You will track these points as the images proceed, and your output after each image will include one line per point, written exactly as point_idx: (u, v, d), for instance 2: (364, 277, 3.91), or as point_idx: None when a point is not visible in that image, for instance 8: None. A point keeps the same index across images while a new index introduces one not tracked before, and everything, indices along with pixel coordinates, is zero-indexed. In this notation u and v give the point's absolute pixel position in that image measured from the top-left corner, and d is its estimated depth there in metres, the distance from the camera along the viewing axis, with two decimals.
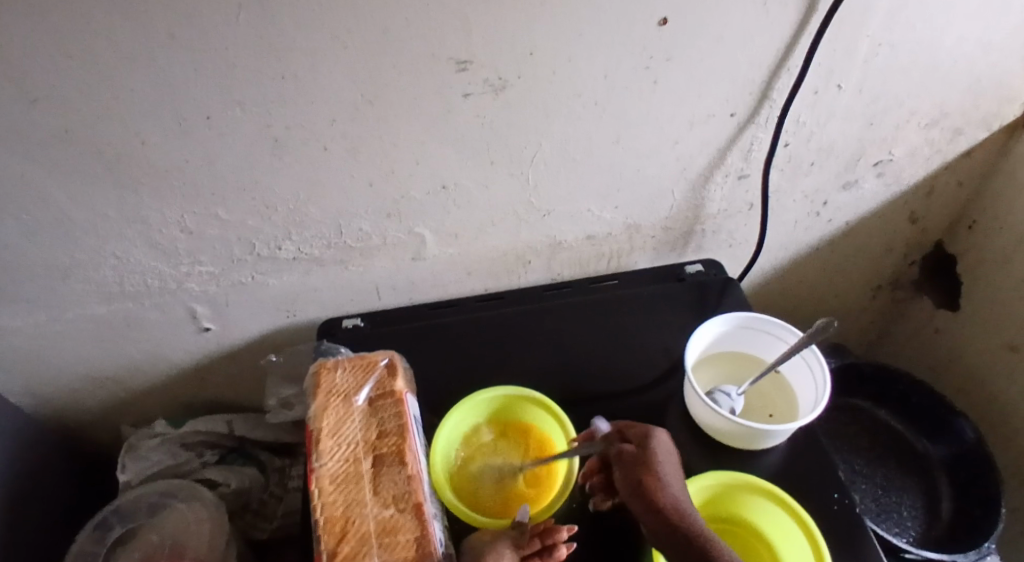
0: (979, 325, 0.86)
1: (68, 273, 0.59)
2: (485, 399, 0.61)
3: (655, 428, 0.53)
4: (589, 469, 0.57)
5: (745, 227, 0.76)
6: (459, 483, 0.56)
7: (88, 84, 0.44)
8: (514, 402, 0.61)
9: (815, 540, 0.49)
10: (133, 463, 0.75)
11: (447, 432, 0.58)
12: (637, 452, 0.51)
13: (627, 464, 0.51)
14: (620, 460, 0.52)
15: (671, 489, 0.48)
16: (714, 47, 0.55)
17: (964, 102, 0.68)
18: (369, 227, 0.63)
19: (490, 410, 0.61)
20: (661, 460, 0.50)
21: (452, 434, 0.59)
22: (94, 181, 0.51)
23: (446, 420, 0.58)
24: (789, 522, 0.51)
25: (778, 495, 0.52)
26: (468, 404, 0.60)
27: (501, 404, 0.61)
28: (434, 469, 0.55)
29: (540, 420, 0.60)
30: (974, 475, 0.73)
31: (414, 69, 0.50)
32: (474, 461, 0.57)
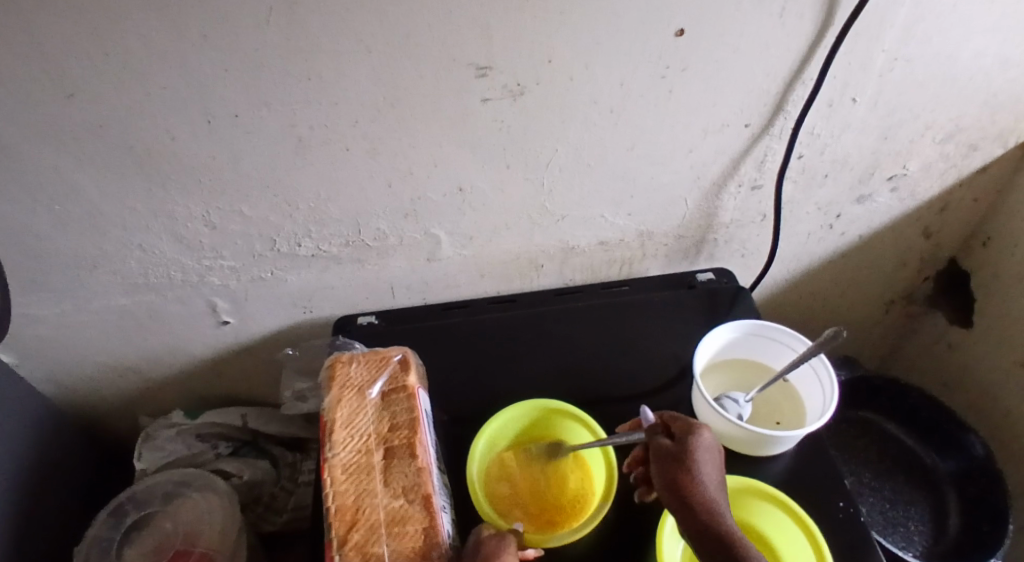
0: (992, 342, 0.86)
1: (96, 264, 0.61)
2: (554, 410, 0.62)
3: (700, 423, 0.51)
4: (632, 460, 0.57)
5: (757, 237, 0.76)
6: (488, 467, 0.58)
7: (122, 80, 0.46)
8: (577, 427, 0.61)
9: (813, 535, 0.50)
10: (149, 452, 0.77)
11: (502, 420, 0.61)
12: (675, 447, 0.49)
13: (662, 458, 0.49)
14: (657, 453, 0.50)
15: (704, 485, 0.47)
16: (730, 58, 0.56)
17: (980, 117, 0.68)
18: (386, 227, 0.64)
19: (548, 421, 0.62)
20: (700, 455, 0.48)
21: (504, 425, 0.61)
22: (124, 175, 0.53)
23: (506, 407, 0.61)
24: (785, 519, 0.52)
25: (799, 517, 0.51)
26: (533, 406, 0.62)
27: (563, 423, 0.61)
28: (474, 445, 0.59)
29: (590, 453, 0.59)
30: (984, 490, 0.73)
31: (434, 72, 0.51)
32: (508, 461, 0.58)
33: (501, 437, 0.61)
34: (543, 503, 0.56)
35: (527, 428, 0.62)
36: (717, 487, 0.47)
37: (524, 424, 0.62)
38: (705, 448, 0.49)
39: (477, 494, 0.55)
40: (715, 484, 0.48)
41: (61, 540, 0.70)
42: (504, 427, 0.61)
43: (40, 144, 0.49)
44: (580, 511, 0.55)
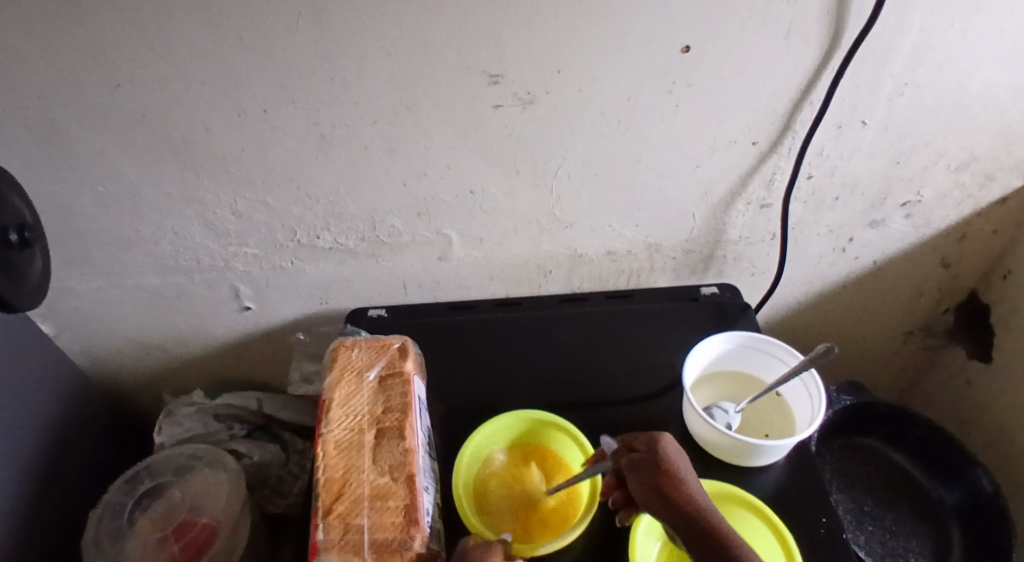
0: (1011, 378, 0.83)
1: (131, 244, 0.66)
2: (536, 422, 0.63)
3: (663, 433, 0.51)
4: (606, 487, 0.54)
5: (766, 256, 0.77)
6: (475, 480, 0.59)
7: (164, 73, 0.51)
8: (560, 437, 0.62)
9: (782, 534, 0.51)
10: (168, 427, 0.81)
11: (485, 434, 0.62)
12: (649, 458, 0.49)
13: (642, 470, 0.48)
14: (631, 467, 0.49)
15: (687, 488, 0.46)
16: (735, 76, 0.57)
17: (997, 147, 0.68)
18: (400, 224, 0.67)
19: (535, 431, 0.63)
20: (676, 463, 0.48)
21: (492, 436, 0.62)
22: (161, 161, 0.58)
23: (490, 420, 0.62)
24: (755, 521, 0.52)
25: (781, 533, 0.51)
26: (518, 418, 0.63)
27: (549, 433, 0.62)
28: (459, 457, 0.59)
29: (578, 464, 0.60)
30: (988, 526, 0.72)
31: (449, 79, 0.54)
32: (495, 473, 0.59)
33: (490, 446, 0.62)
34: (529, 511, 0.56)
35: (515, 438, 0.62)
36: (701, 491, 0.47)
37: (512, 434, 0.63)
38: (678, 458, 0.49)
39: (464, 504, 0.56)
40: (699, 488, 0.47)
41: (81, 503, 0.74)
42: (492, 435, 0.62)
43: (90, 130, 0.54)
44: (567, 521, 0.56)
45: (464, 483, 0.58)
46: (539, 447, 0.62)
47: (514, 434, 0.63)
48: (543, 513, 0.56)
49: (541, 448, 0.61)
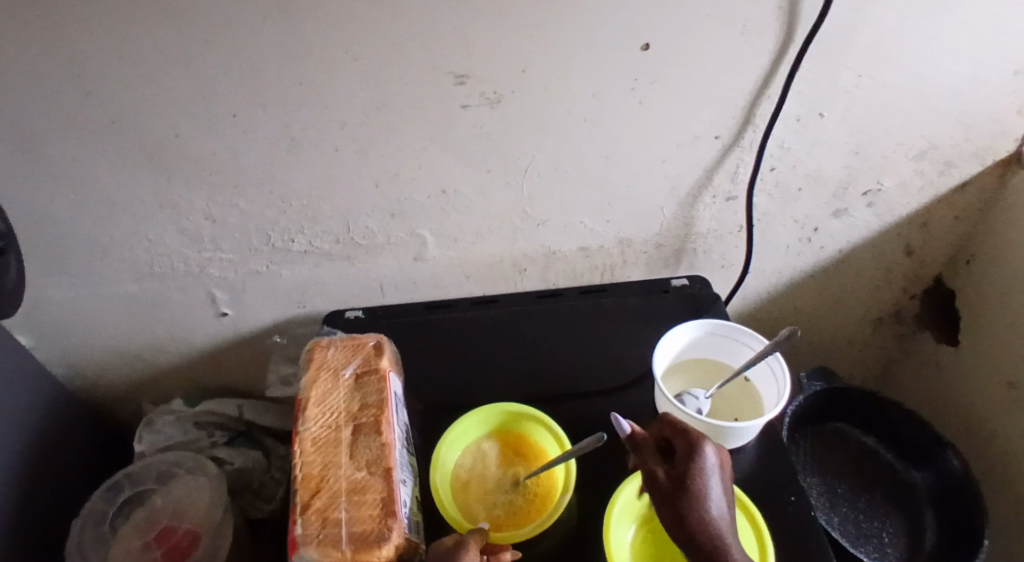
0: (978, 361, 0.86)
1: (106, 252, 0.66)
2: (512, 413, 0.63)
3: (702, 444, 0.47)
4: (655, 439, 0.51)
5: (735, 248, 0.79)
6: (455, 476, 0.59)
7: (134, 78, 0.51)
8: (535, 427, 0.62)
9: (761, 538, 0.51)
10: (149, 436, 0.81)
11: (462, 427, 0.61)
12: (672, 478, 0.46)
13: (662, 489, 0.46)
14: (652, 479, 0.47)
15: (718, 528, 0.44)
16: (696, 72, 0.59)
17: (952, 136, 0.70)
18: (374, 225, 0.68)
19: (513, 423, 0.63)
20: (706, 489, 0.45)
21: (469, 429, 0.62)
22: (134, 167, 0.58)
23: (466, 414, 0.61)
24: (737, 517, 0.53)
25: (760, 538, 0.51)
26: (493, 411, 0.63)
27: (524, 424, 0.62)
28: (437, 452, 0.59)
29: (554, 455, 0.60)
30: (959, 505, 0.74)
31: (418, 80, 0.55)
32: (473, 468, 0.60)
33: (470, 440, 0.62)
34: (507, 502, 0.57)
35: (493, 431, 0.63)
36: (726, 511, 0.45)
37: (490, 427, 0.63)
38: (708, 474, 0.46)
39: (444, 497, 0.56)
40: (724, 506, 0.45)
41: (62, 514, 0.74)
42: (470, 428, 0.62)
43: (62, 138, 0.55)
44: (544, 509, 0.56)
45: (443, 478, 0.58)
46: (516, 439, 0.62)
47: (490, 427, 0.63)
48: (520, 504, 0.57)
49: (518, 440, 0.62)
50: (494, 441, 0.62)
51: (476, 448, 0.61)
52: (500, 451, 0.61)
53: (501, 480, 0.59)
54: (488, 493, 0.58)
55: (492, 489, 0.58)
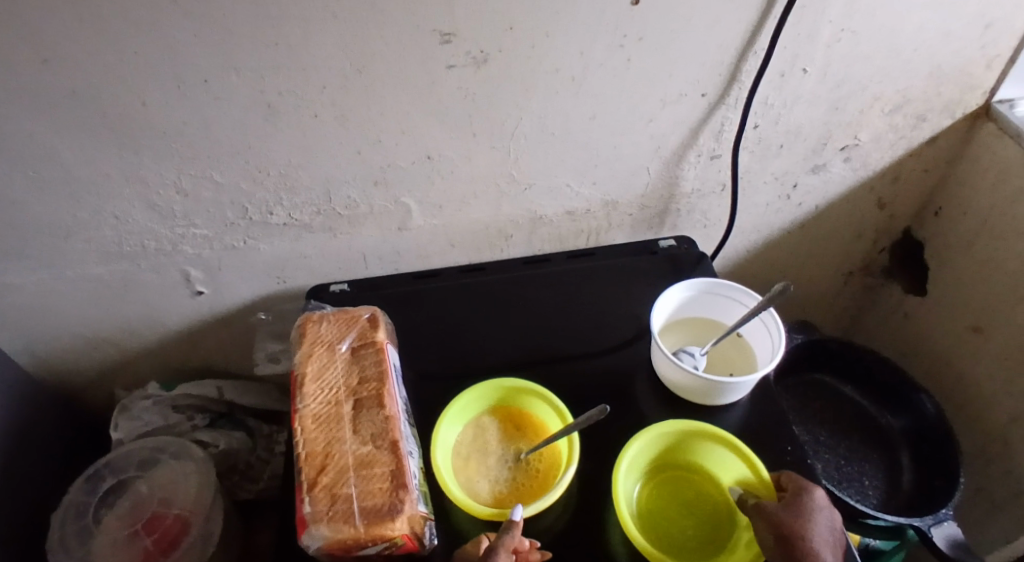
0: (945, 308, 0.91)
1: (70, 233, 0.61)
2: (511, 388, 0.61)
3: (814, 484, 0.51)
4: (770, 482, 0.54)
5: (718, 207, 0.80)
6: (457, 456, 0.58)
7: (93, 43, 0.47)
8: (536, 400, 0.61)
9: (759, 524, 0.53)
10: (125, 422, 0.78)
11: (461, 404, 0.60)
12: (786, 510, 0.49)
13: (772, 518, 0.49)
14: (761, 511, 0.50)
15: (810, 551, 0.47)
16: (684, 27, 0.58)
17: (926, 89, 0.72)
18: (357, 195, 0.66)
19: (513, 397, 0.62)
20: (815, 519, 0.48)
21: (469, 405, 0.61)
22: (97, 141, 0.54)
23: (465, 390, 0.60)
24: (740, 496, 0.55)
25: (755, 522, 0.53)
26: (492, 386, 0.61)
27: (524, 398, 0.61)
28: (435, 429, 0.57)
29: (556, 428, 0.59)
30: (934, 447, 0.78)
31: (400, 40, 0.53)
32: (475, 446, 0.58)
33: (469, 416, 0.61)
34: (511, 479, 0.56)
35: (493, 406, 0.62)
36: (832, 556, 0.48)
37: (490, 402, 0.62)
38: (821, 514, 0.49)
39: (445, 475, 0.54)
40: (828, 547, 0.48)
41: (40, 509, 0.71)
42: (468, 404, 0.60)
43: (13, 108, 0.50)
44: (547, 484, 0.55)
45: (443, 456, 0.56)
46: (515, 413, 0.61)
47: (490, 403, 0.62)
48: (523, 480, 0.56)
49: (518, 415, 0.61)
50: (493, 416, 0.61)
51: (478, 426, 0.60)
52: (499, 426, 0.60)
53: (504, 458, 0.58)
54: (488, 470, 0.57)
55: (494, 467, 0.57)
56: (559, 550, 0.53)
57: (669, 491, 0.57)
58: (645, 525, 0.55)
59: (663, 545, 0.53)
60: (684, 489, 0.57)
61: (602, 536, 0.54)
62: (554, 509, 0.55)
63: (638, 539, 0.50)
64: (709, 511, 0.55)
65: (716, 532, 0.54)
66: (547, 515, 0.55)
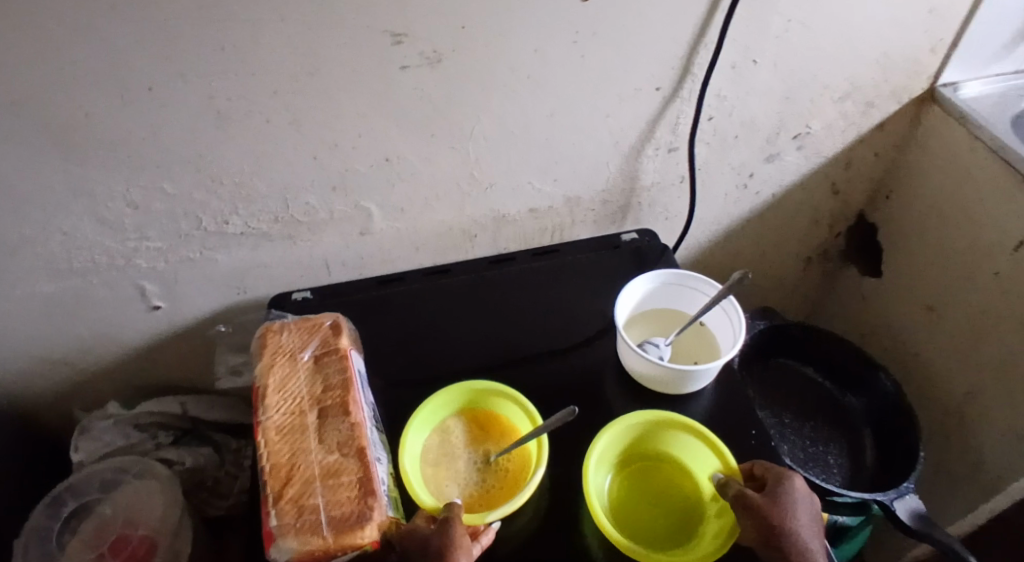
0: (900, 289, 0.94)
1: (14, 251, 0.59)
2: (480, 390, 0.61)
3: (790, 471, 0.52)
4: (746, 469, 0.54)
5: (678, 200, 0.81)
6: (426, 459, 0.57)
7: (28, 51, 0.45)
8: (507, 402, 0.61)
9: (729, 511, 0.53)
10: (86, 444, 0.75)
11: (429, 407, 0.59)
12: (768, 503, 0.49)
13: (756, 512, 0.49)
14: (744, 505, 0.50)
15: (806, 548, 0.48)
16: (636, 22, 0.59)
17: (873, 77, 0.74)
18: (315, 201, 0.65)
19: (483, 399, 0.61)
20: (796, 510, 0.49)
21: (439, 408, 0.60)
22: (38, 153, 0.52)
23: (434, 393, 0.59)
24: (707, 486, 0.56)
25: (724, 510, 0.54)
26: (462, 389, 0.61)
27: (495, 398, 0.61)
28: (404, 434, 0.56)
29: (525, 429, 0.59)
30: (894, 424, 0.80)
31: (352, 41, 0.52)
32: (445, 449, 0.58)
33: (437, 419, 0.60)
34: (482, 481, 0.55)
35: (462, 408, 0.61)
36: (815, 543, 0.49)
37: (459, 404, 0.61)
38: (800, 502, 0.50)
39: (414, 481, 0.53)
40: (811, 535, 0.49)
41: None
42: (438, 407, 0.60)
43: None
44: (516, 485, 0.55)
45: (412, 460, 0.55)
46: (484, 415, 0.61)
47: (459, 406, 0.61)
48: (492, 482, 0.55)
49: (486, 416, 0.60)
50: (461, 419, 0.60)
51: (446, 428, 0.59)
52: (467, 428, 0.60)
53: (475, 460, 0.57)
54: (457, 473, 0.56)
55: (465, 470, 0.56)
56: (535, 546, 0.53)
57: (639, 481, 0.58)
58: (616, 515, 0.55)
59: (632, 535, 0.54)
60: (653, 479, 0.58)
61: (575, 529, 0.54)
62: (529, 507, 0.55)
63: (609, 529, 0.51)
64: (678, 498, 0.56)
65: (685, 520, 0.54)
66: (521, 513, 0.55)
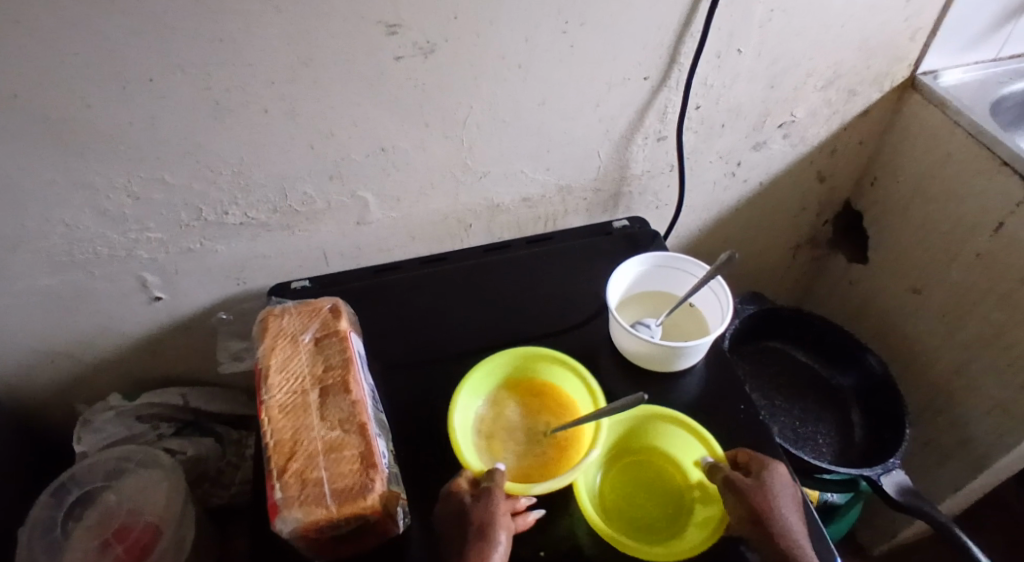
0: (886, 273, 0.96)
1: (17, 244, 0.60)
2: (541, 363, 0.63)
3: (776, 460, 0.54)
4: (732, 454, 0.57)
5: (668, 187, 0.83)
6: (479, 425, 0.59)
7: (30, 44, 0.47)
8: (569, 376, 0.62)
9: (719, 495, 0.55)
10: (88, 436, 0.76)
11: (487, 371, 0.61)
12: (753, 485, 0.52)
13: (740, 494, 0.51)
14: (730, 486, 0.52)
15: (787, 530, 0.50)
16: (622, 11, 0.60)
17: (854, 65, 0.76)
18: (312, 190, 0.66)
19: (545, 371, 0.63)
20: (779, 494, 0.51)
21: (495, 372, 0.62)
22: (40, 146, 0.53)
23: (494, 356, 0.61)
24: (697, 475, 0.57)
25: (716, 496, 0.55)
26: (523, 358, 0.62)
27: (556, 371, 0.62)
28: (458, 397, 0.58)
29: (582, 402, 0.61)
30: (881, 403, 0.82)
31: (346, 31, 0.54)
32: (499, 418, 0.59)
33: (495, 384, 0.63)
34: (533, 452, 0.57)
35: (524, 378, 0.63)
36: (795, 527, 0.51)
37: (521, 374, 0.63)
38: (783, 488, 0.52)
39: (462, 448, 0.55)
40: (791, 519, 0.51)
41: None
42: (497, 369, 0.62)
43: None
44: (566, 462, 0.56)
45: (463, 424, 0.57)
46: (539, 386, 0.62)
47: (518, 375, 0.63)
48: (540, 454, 0.57)
49: (542, 387, 0.62)
50: (519, 387, 0.62)
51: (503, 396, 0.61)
52: (520, 397, 0.61)
53: (529, 430, 0.59)
54: (508, 443, 0.58)
55: (518, 439, 0.58)
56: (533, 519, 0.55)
57: (629, 472, 0.59)
58: (605, 506, 0.56)
59: (625, 526, 0.55)
60: (643, 470, 0.59)
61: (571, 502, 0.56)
62: None
63: (593, 517, 0.52)
64: (667, 488, 0.57)
65: (675, 510, 0.56)
66: None
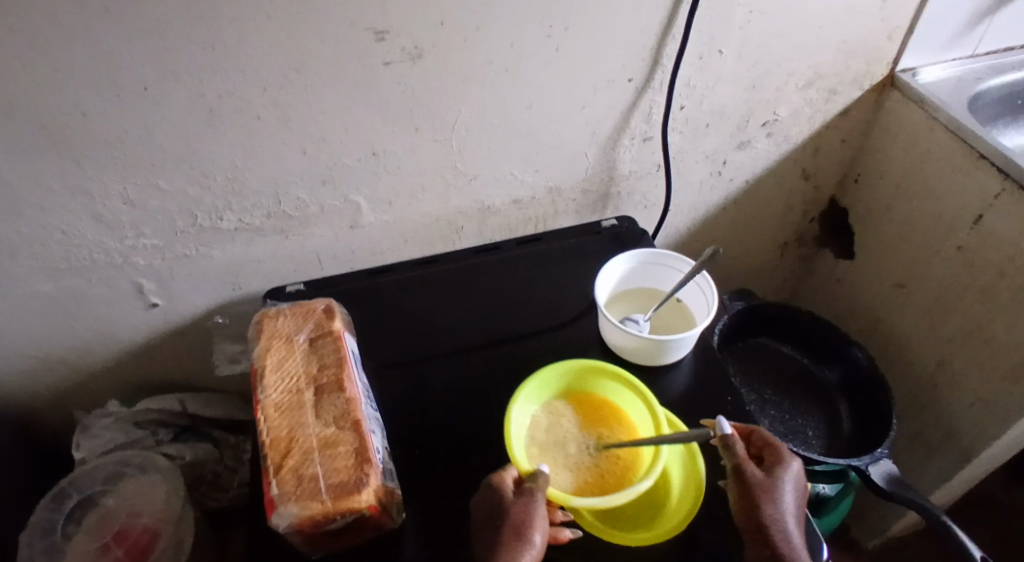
0: (872, 268, 0.97)
1: (14, 250, 0.61)
2: (597, 376, 0.61)
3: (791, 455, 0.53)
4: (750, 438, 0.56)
5: (656, 187, 0.84)
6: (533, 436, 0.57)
7: (26, 54, 0.48)
8: (624, 391, 0.60)
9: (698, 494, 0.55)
10: (87, 441, 0.77)
11: (540, 381, 0.60)
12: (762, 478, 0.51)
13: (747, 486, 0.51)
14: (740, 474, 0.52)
15: (786, 528, 0.50)
16: (605, 15, 0.62)
17: (834, 65, 0.78)
18: (305, 195, 0.67)
19: (599, 385, 0.61)
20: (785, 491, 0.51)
21: (549, 384, 0.61)
22: (36, 153, 0.54)
23: (549, 367, 0.60)
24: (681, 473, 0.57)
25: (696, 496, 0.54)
26: (578, 370, 0.61)
27: (611, 387, 0.61)
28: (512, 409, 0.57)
29: (639, 418, 0.59)
30: (867, 396, 0.83)
31: (335, 38, 0.55)
32: (552, 429, 0.58)
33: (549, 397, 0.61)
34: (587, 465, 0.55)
35: (577, 392, 0.61)
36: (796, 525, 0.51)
37: (574, 387, 0.61)
38: (791, 485, 0.52)
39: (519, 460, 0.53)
40: (795, 516, 0.51)
41: None
42: (550, 381, 0.61)
43: None
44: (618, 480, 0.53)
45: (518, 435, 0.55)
46: (597, 401, 0.60)
47: (573, 388, 0.61)
48: (594, 470, 0.54)
49: (600, 402, 0.60)
50: (572, 401, 0.61)
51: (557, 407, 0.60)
52: (579, 410, 0.60)
53: (583, 443, 0.57)
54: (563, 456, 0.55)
55: (573, 453, 0.56)
56: None
57: None
58: None
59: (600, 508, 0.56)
60: None
61: None
62: None
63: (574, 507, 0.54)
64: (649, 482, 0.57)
65: (652, 500, 0.56)
66: None
